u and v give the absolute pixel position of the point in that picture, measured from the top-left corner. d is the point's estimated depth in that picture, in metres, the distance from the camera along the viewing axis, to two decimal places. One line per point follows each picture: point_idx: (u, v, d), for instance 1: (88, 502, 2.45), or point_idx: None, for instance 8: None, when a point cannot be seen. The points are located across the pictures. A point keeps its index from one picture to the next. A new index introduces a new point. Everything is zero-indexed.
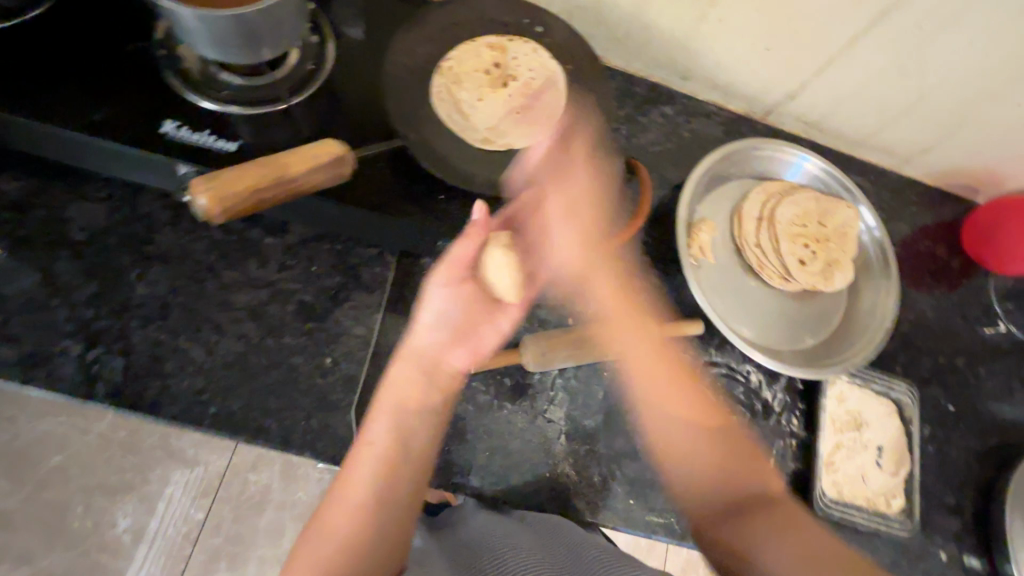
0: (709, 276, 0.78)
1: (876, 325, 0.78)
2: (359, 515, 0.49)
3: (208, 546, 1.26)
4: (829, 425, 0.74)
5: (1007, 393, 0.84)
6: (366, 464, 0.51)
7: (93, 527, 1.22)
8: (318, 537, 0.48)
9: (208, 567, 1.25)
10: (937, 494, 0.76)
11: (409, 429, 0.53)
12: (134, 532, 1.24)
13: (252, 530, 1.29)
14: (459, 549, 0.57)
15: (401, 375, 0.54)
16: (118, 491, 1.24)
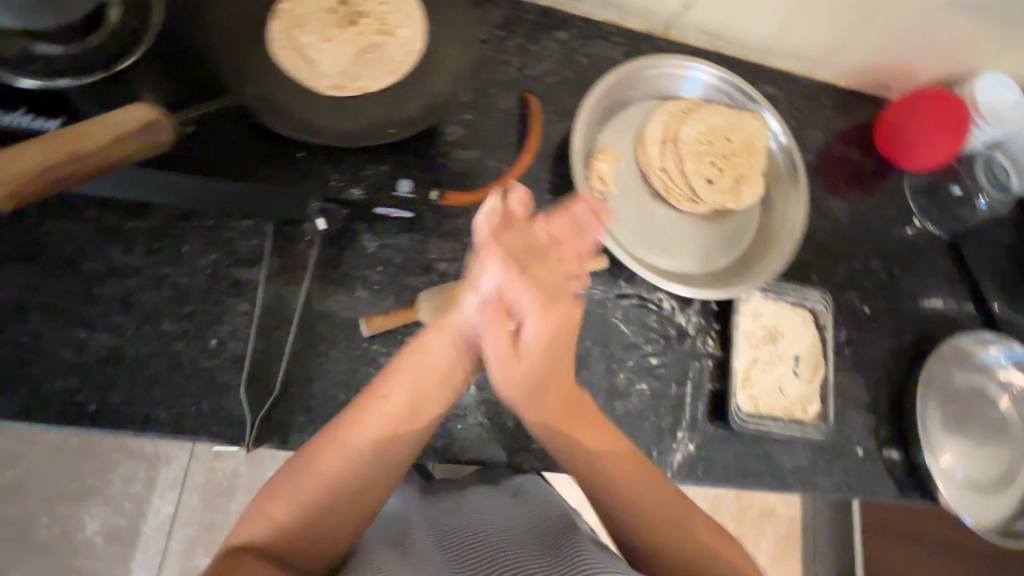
0: (614, 207, 0.75)
1: (788, 236, 0.76)
2: (330, 478, 0.52)
3: (182, 536, 1.27)
4: (744, 341, 0.74)
5: (919, 289, 0.86)
6: (382, 421, 0.53)
7: (61, 534, 1.21)
8: (290, 481, 0.52)
9: (185, 556, 1.26)
10: (850, 394, 0.79)
11: (422, 414, 0.55)
12: (104, 533, 1.23)
13: (224, 514, 1.29)
14: (446, 511, 0.65)
15: (432, 351, 0.55)
16: (81, 496, 1.23)
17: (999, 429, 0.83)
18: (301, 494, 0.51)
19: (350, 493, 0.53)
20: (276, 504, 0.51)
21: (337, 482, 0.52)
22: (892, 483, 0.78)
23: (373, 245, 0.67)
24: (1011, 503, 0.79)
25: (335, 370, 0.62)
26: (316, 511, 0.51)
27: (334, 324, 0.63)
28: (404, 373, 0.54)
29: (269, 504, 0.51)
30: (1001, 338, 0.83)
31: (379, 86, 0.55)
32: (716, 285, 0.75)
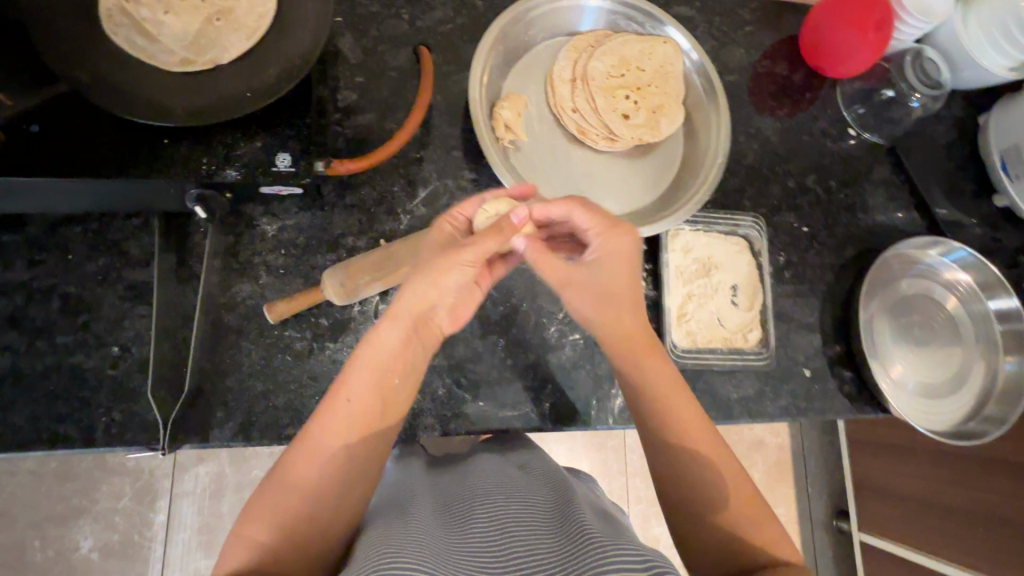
0: (526, 156, 0.72)
1: (711, 161, 0.73)
2: (327, 464, 0.48)
3: (179, 542, 1.22)
4: (676, 277, 0.72)
5: (856, 202, 0.84)
6: (345, 428, 0.49)
7: (56, 556, 1.17)
8: (281, 484, 0.48)
9: (185, 561, 1.22)
10: (794, 317, 0.77)
11: (387, 416, 0.52)
12: (99, 549, 1.19)
13: (218, 515, 1.24)
14: (447, 483, 0.61)
15: (395, 323, 0.52)
16: (69, 517, 1.19)
17: (948, 333, 0.82)
18: (286, 506, 0.47)
19: (331, 506, 0.48)
20: (257, 525, 0.46)
21: (321, 492, 0.48)
22: (845, 401, 0.77)
23: (275, 229, 0.65)
24: (966, 405, 0.79)
25: (248, 361, 0.61)
26: (305, 522, 0.47)
27: (243, 314, 0.62)
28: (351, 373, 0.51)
29: (252, 522, 0.47)
30: (944, 240, 0.80)
31: (233, 56, 0.52)
32: (649, 222, 0.70)
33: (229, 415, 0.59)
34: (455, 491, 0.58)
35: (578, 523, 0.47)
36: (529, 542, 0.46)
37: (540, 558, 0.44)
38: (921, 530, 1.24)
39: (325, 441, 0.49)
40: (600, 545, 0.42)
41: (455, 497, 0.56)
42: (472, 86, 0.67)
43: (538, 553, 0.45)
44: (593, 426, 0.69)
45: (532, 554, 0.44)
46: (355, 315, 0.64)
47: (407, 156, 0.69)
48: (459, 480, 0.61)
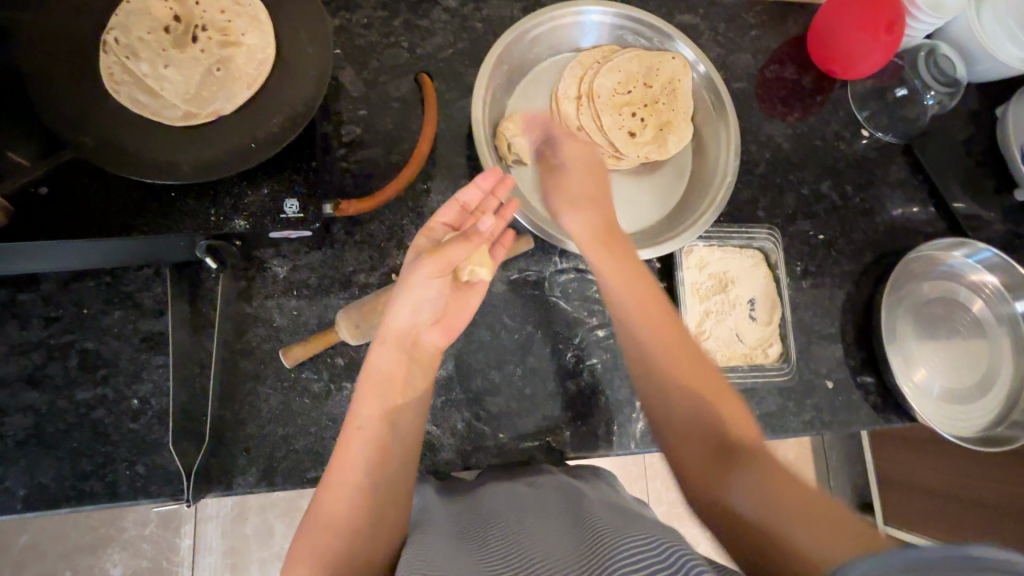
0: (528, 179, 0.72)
1: (720, 178, 0.71)
2: (358, 490, 0.49)
3: (207, 567, 1.23)
4: (691, 295, 0.71)
5: (873, 204, 0.82)
6: (365, 470, 0.50)
7: None
8: (320, 521, 0.47)
9: None
10: (815, 328, 0.76)
11: (394, 444, 0.53)
12: None
13: (244, 538, 1.25)
14: (459, 506, 0.56)
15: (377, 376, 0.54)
16: (99, 546, 1.21)
17: (972, 335, 0.80)
18: (323, 544, 0.46)
19: (365, 531, 0.48)
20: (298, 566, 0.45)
21: (355, 516, 0.48)
22: (870, 411, 0.75)
23: (286, 270, 0.64)
24: (993, 410, 0.77)
25: (267, 406, 0.61)
26: (347, 559, 0.45)
27: (260, 359, 0.62)
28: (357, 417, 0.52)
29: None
30: (968, 242, 0.78)
31: (233, 106, 0.51)
32: (653, 242, 0.69)
33: (251, 462, 0.59)
34: (467, 514, 0.53)
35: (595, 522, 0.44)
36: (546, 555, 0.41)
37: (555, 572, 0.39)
38: (949, 526, 1.22)
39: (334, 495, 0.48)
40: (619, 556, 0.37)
41: (468, 521, 0.51)
42: (474, 110, 0.65)
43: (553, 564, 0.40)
44: (615, 452, 0.68)
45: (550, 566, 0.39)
46: (370, 354, 0.63)
47: (414, 188, 0.69)
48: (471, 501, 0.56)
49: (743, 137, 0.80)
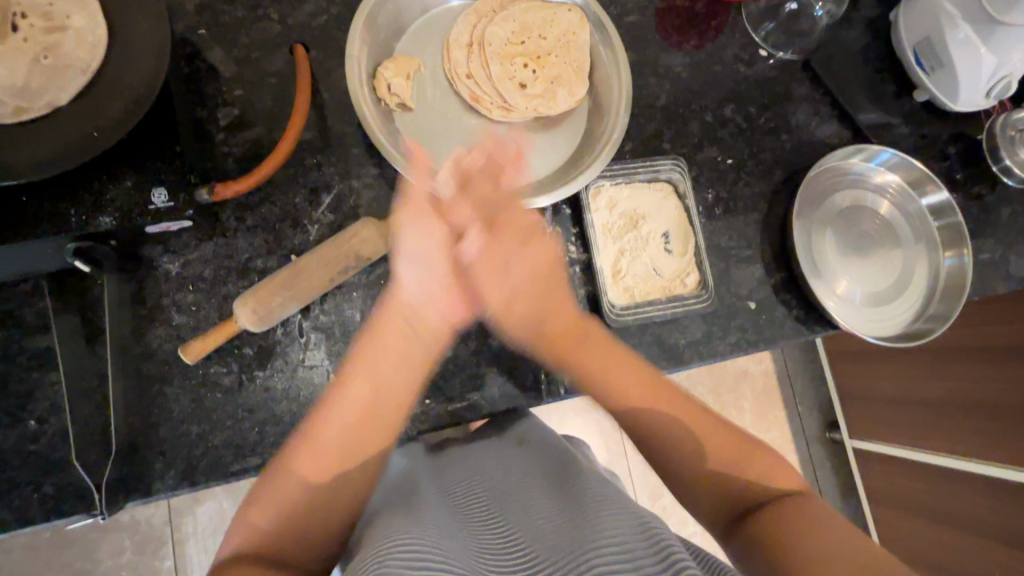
0: (422, 139, 0.69)
1: (614, 123, 0.70)
2: (335, 437, 0.53)
3: None
4: (603, 235, 0.71)
5: (778, 123, 0.83)
6: (345, 423, 0.54)
7: None
8: (294, 465, 0.52)
9: None
10: (731, 253, 0.76)
11: (387, 407, 0.56)
12: None
13: None
14: (451, 477, 0.65)
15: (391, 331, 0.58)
16: None
17: (884, 237, 0.82)
18: (291, 497, 0.51)
19: (341, 483, 0.53)
20: (262, 510, 0.51)
21: (330, 467, 0.52)
22: (795, 325, 0.76)
23: (177, 266, 0.62)
24: (912, 306, 0.79)
25: (177, 407, 0.59)
26: (312, 509, 0.51)
27: (163, 360, 0.60)
28: (370, 368, 0.56)
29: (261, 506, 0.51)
30: (865, 146, 0.80)
31: (69, 96, 0.48)
32: (549, 191, 0.68)
33: (168, 464, 0.58)
34: (460, 483, 0.62)
35: (578, 498, 0.51)
36: (537, 521, 0.49)
37: (544, 533, 0.46)
38: (906, 429, 1.26)
39: (328, 432, 0.53)
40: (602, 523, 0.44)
41: (459, 491, 0.60)
42: (350, 62, 0.63)
43: (542, 526, 0.47)
44: (546, 400, 0.69)
45: (541, 530, 0.47)
46: (280, 338, 0.62)
47: (304, 164, 0.66)
48: (463, 472, 0.65)
49: (640, 72, 0.79)
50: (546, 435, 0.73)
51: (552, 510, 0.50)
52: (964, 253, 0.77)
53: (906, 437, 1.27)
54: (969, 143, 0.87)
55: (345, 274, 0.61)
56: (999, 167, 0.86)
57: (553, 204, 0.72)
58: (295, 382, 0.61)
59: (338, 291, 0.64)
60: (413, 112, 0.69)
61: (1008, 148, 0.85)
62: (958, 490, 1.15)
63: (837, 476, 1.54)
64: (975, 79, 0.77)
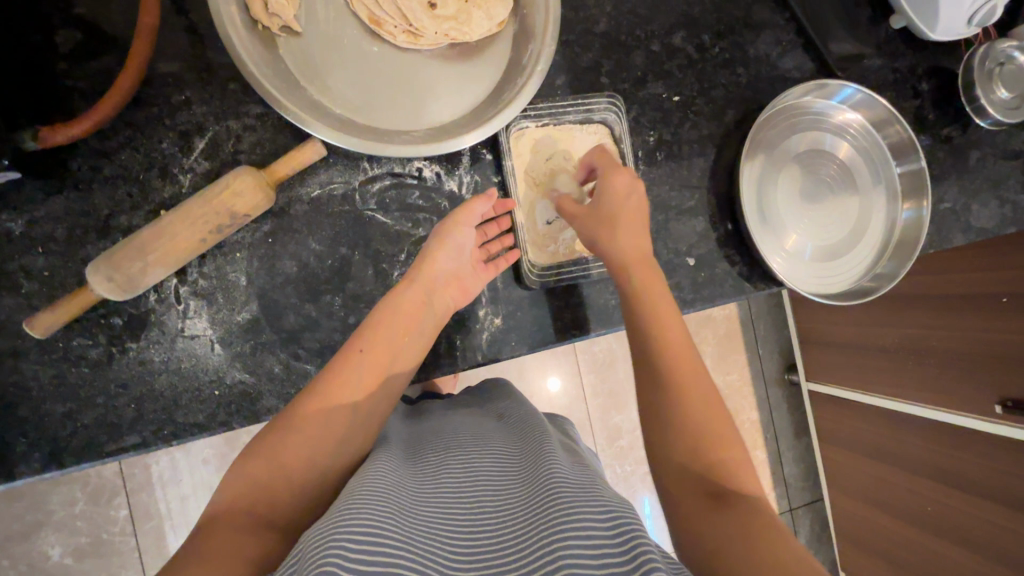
0: (312, 72, 0.59)
1: (537, 52, 0.61)
2: (363, 390, 0.53)
3: (149, 530, 1.22)
4: (525, 184, 0.64)
5: (735, 54, 0.73)
6: (363, 381, 0.53)
7: (30, 569, 1.16)
8: (303, 419, 0.50)
9: (161, 544, 1.22)
10: (672, 204, 0.69)
11: (395, 369, 0.56)
12: (73, 554, 1.18)
13: (184, 495, 1.23)
14: (425, 433, 0.66)
15: (409, 301, 0.57)
16: (29, 532, 1.16)
17: (841, 185, 0.76)
18: (285, 453, 0.48)
19: (345, 442, 0.51)
20: (255, 463, 0.47)
21: (342, 419, 0.51)
22: (737, 282, 0.71)
23: (20, 224, 0.53)
24: (864, 260, 0.74)
25: (36, 385, 0.53)
26: (311, 464, 0.48)
27: (13, 333, 0.52)
28: (388, 330, 0.55)
29: (247, 467, 0.47)
30: (826, 84, 0.70)
31: None
32: (468, 131, 0.61)
33: (34, 446, 0.52)
34: (433, 440, 0.62)
35: (547, 466, 0.50)
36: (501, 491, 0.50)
37: (510, 506, 0.47)
38: (863, 375, 1.24)
39: (349, 388, 0.52)
40: (569, 493, 0.45)
41: (431, 444, 0.61)
42: None
43: (507, 496, 0.49)
44: (460, 367, 0.63)
45: (515, 511, 0.46)
46: (154, 306, 0.55)
47: (169, 102, 0.56)
48: (434, 431, 0.67)
49: None
50: (522, 404, 0.74)
51: (521, 489, 0.49)
52: (923, 205, 0.71)
53: (865, 385, 1.25)
54: (943, 78, 0.79)
55: (219, 234, 0.54)
56: (972, 106, 0.77)
57: (472, 150, 0.63)
58: (173, 353, 0.56)
59: (219, 252, 0.56)
60: (301, 37, 0.59)
61: (985, 84, 0.76)
62: (913, 434, 1.15)
63: (791, 416, 1.57)
64: (957, 8, 0.69)
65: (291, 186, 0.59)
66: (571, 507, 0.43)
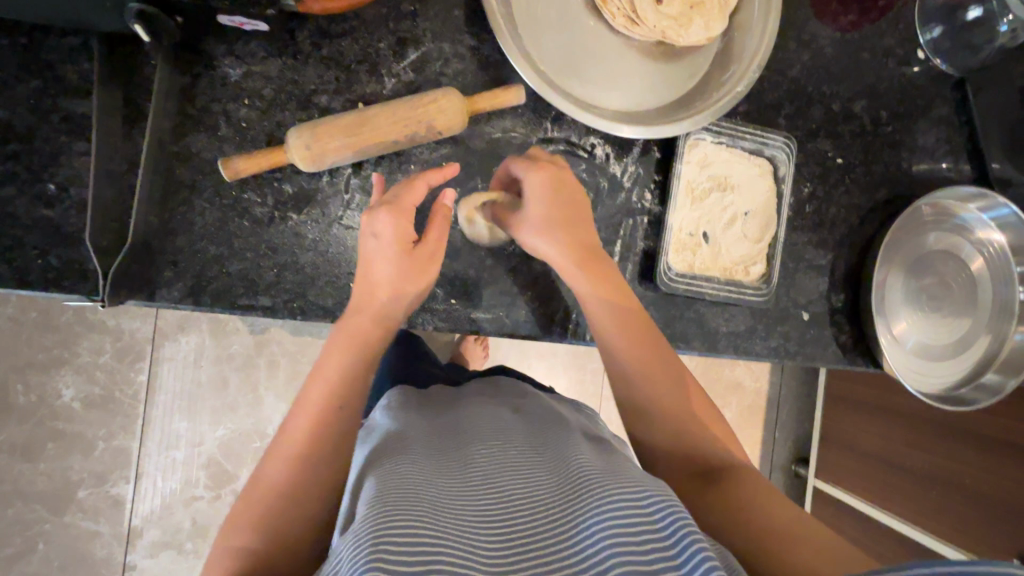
0: (530, 25, 0.61)
1: (737, 76, 0.63)
2: (298, 423, 0.50)
3: (158, 403, 1.11)
4: (684, 192, 0.65)
5: (904, 138, 0.75)
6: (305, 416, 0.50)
7: (39, 400, 1.07)
8: (265, 473, 0.48)
9: (166, 422, 1.11)
10: (805, 257, 0.71)
11: (329, 385, 0.51)
12: (83, 399, 1.09)
13: (199, 383, 1.12)
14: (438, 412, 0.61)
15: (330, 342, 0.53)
16: (51, 365, 1.07)
17: (959, 293, 0.76)
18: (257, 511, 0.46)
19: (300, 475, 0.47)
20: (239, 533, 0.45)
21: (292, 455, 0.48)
22: (839, 351, 0.72)
23: (237, 73, 0.56)
24: (961, 370, 0.74)
25: (199, 222, 0.55)
26: (277, 512, 0.46)
27: (198, 168, 0.55)
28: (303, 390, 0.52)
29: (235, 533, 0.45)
30: (988, 194, 0.71)
31: None
32: (648, 125, 0.62)
33: (178, 276, 0.55)
34: (448, 421, 0.57)
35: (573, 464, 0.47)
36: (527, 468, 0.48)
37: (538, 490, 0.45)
38: (877, 485, 1.20)
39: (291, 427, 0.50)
40: (600, 478, 0.44)
41: (451, 425, 0.56)
42: None
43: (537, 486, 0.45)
44: (569, 339, 0.64)
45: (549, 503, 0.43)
46: (324, 187, 0.58)
47: (399, 9, 0.59)
48: (450, 411, 0.61)
49: (785, 31, 0.70)
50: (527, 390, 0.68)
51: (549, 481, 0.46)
52: None
53: (876, 494, 1.20)
54: None
55: (410, 140, 0.56)
56: None
57: (645, 143, 0.65)
58: (325, 235, 0.58)
59: (396, 158, 0.59)
60: None
61: None
62: None
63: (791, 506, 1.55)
64: None
65: (478, 121, 0.61)
66: (606, 493, 0.41)
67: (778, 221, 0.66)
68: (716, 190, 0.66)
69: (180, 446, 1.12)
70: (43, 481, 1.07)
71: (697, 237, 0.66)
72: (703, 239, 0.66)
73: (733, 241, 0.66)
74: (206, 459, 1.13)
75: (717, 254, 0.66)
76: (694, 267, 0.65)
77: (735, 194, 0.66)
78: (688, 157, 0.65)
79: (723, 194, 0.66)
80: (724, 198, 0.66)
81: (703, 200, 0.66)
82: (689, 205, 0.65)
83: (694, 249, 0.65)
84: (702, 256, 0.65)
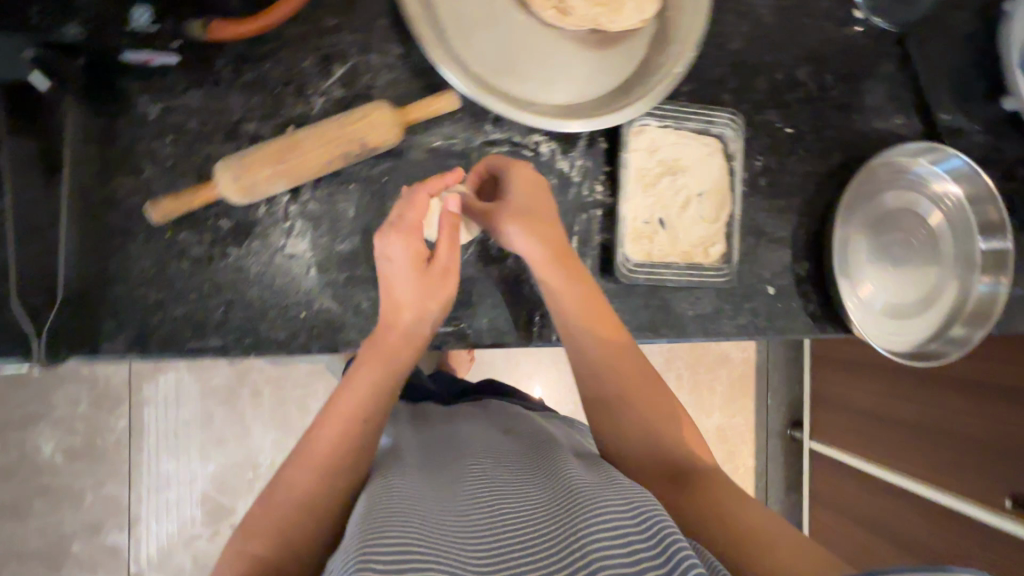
0: (458, 27, 0.60)
1: (675, 56, 0.62)
2: (327, 436, 0.48)
3: (141, 447, 1.09)
4: (635, 179, 0.64)
5: (851, 101, 0.74)
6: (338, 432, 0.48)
7: (18, 458, 1.04)
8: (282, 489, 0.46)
9: (150, 465, 1.09)
10: (765, 231, 0.70)
11: (355, 405, 0.49)
12: (64, 452, 1.06)
13: (180, 422, 1.10)
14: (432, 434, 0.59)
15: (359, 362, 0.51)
16: (27, 421, 1.04)
17: (921, 249, 0.76)
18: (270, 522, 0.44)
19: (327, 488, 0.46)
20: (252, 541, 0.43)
21: (322, 468, 0.46)
22: (807, 320, 0.72)
23: (157, 108, 0.54)
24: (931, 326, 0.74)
25: (137, 267, 0.53)
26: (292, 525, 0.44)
27: (128, 212, 0.53)
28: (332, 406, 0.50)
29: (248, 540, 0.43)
30: (940, 147, 0.71)
31: None
32: (590, 116, 0.61)
33: (122, 325, 0.53)
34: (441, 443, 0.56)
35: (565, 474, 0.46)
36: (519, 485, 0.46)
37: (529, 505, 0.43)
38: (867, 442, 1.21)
39: (319, 439, 0.48)
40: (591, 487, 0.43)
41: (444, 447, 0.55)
42: None
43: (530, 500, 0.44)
44: (535, 343, 0.63)
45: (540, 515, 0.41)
46: (262, 218, 0.56)
47: (320, 24, 0.57)
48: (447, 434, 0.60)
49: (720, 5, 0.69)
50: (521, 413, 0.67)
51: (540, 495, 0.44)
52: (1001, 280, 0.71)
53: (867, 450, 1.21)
54: None
55: (345, 160, 0.54)
56: None
57: (590, 134, 0.64)
58: (269, 266, 0.56)
59: (335, 179, 0.57)
60: None
61: None
62: None
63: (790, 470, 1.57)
64: None
65: (416, 131, 0.60)
66: (596, 499, 0.40)
67: (733, 199, 0.66)
68: (666, 174, 0.65)
69: (169, 488, 1.09)
70: (34, 539, 1.05)
71: (653, 224, 0.65)
72: (659, 226, 0.65)
73: (690, 223, 0.65)
74: (198, 497, 1.10)
75: (676, 239, 0.65)
76: (654, 254, 0.64)
77: (687, 176, 0.66)
78: (635, 144, 0.64)
79: (674, 178, 0.65)
80: (676, 181, 0.65)
81: (656, 185, 0.65)
82: (641, 193, 0.64)
83: (652, 236, 0.64)
84: (660, 242, 0.64)
